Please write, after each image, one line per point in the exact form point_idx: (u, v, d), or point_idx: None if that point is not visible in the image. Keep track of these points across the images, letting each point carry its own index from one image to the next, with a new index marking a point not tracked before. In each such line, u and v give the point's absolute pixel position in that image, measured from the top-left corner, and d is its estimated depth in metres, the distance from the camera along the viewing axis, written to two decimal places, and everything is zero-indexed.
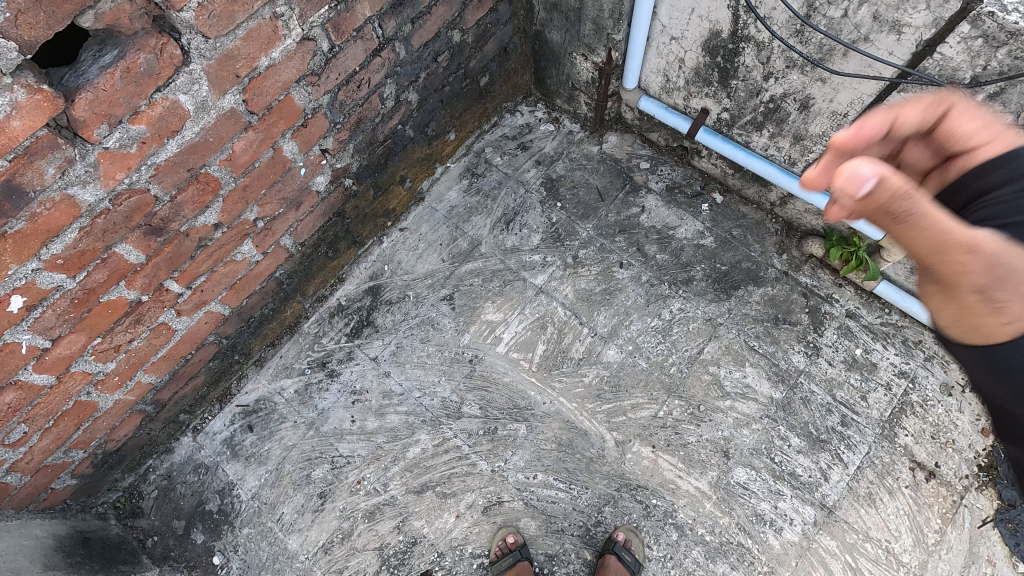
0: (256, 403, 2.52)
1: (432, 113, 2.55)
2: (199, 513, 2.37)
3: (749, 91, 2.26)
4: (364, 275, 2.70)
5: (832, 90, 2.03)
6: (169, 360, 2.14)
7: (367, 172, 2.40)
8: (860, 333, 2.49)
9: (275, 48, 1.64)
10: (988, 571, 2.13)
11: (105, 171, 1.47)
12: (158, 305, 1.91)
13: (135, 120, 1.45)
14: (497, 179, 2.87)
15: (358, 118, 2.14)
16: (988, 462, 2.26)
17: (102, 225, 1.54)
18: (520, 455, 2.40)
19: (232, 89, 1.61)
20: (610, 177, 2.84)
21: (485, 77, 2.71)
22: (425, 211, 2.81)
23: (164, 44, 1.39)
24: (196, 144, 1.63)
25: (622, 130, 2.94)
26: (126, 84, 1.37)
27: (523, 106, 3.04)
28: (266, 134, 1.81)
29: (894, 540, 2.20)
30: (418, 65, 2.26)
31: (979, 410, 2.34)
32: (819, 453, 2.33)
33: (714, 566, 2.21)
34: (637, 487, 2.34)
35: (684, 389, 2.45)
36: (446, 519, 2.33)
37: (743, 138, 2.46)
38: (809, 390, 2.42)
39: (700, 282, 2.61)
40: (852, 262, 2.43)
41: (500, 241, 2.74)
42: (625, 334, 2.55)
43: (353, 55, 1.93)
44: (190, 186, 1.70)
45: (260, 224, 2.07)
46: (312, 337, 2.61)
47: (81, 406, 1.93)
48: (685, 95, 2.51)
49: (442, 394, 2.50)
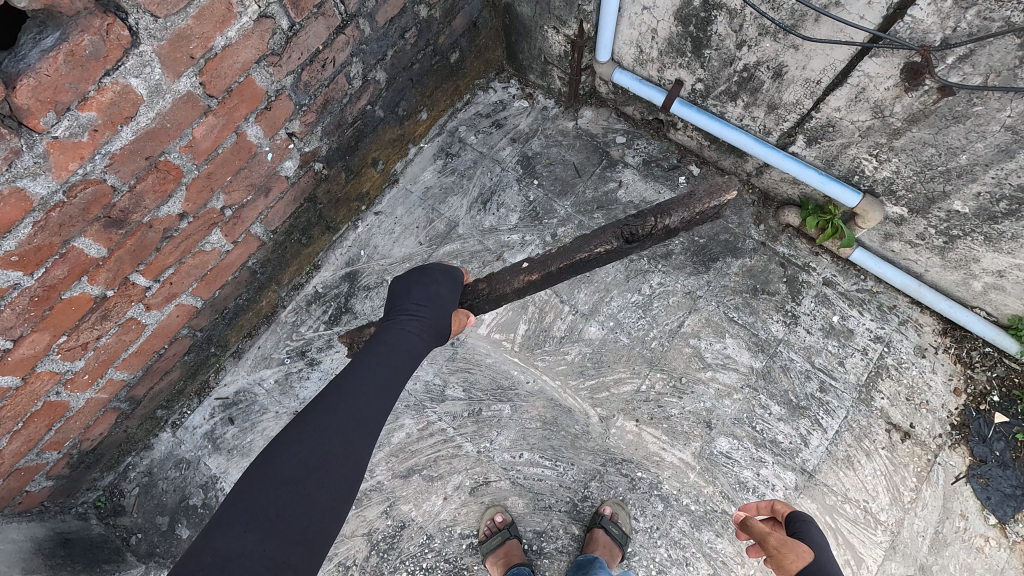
0: (236, 395, 2.49)
1: (402, 92, 2.48)
2: (183, 508, 2.35)
3: (722, 60, 2.24)
4: (340, 261, 2.65)
5: (805, 56, 2.01)
6: (141, 356, 2.09)
7: (337, 156, 2.34)
8: (837, 300, 2.51)
9: (231, 27, 1.57)
10: (961, 525, 2.21)
11: (56, 162, 1.40)
12: (125, 300, 1.85)
13: (85, 107, 1.38)
14: (472, 158, 2.82)
15: (324, 99, 2.07)
16: (960, 421, 2.33)
17: (57, 218, 1.48)
18: (505, 435, 2.40)
19: (187, 71, 1.54)
20: (586, 153, 2.81)
21: (455, 53, 2.64)
22: (400, 194, 2.76)
23: (110, 24, 1.32)
24: (153, 131, 1.56)
25: (597, 104, 2.90)
26: (71, 69, 1.31)
27: (496, 82, 2.98)
28: (227, 118, 1.74)
29: (872, 499, 2.26)
30: (385, 42, 2.19)
31: (951, 371, 2.40)
32: (799, 420, 2.37)
33: (699, 534, 2.26)
34: (622, 461, 2.36)
35: (665, 362, 2.47)
36: (434, 501, 2.34)
37: (718, 108, 2.44)
38: (788, 358, 2.45)
39: (679, 255, 2.61)
40: (828, 230, 2.43)
41: (478, 222, 2.71)
42: (606, 310, 2.55)
43: (315, 33, 1.86)
44: (150, 175, 1.63)
45: (228, 213, 2.00)
46: (290, 326, 2.57)
47: (51, 406, 1.88)
48: (659, 66, 2.48)
49: (425, 377, 2.49)
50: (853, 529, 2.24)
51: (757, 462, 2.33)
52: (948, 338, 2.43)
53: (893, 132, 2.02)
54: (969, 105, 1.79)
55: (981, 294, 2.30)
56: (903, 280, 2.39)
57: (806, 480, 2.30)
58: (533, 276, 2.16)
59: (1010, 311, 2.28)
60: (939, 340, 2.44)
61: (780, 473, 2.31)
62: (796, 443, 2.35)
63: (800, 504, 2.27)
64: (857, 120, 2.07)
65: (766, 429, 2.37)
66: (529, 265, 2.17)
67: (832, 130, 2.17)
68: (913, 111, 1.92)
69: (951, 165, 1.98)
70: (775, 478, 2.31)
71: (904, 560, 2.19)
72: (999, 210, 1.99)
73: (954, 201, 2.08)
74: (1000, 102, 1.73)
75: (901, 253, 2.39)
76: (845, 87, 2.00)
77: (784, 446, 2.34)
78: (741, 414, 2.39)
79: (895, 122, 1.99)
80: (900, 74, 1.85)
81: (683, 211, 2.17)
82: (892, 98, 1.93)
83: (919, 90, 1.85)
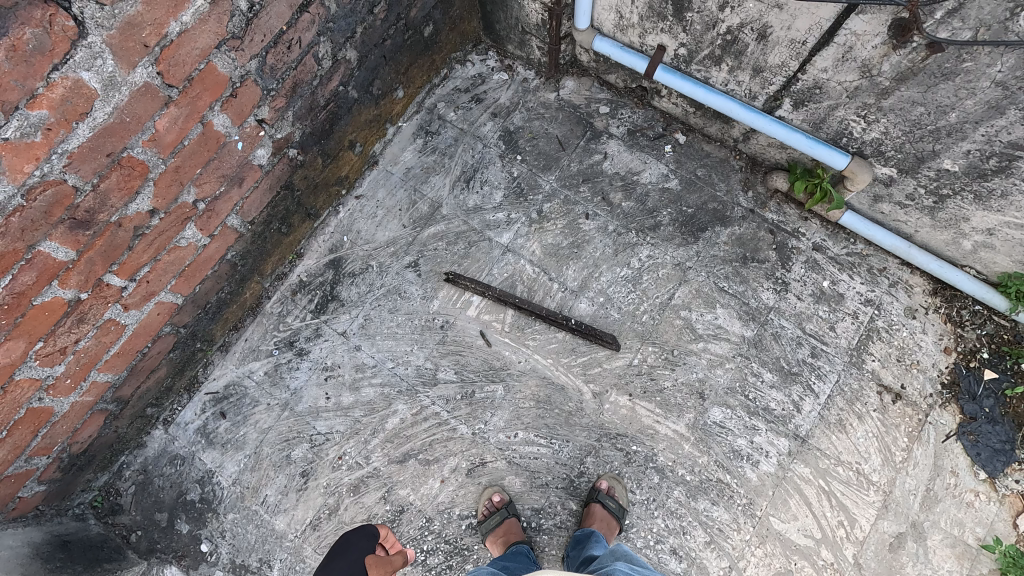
0: (226, 389, 2.46)
1: (375, 70, 2.39)
2: (181, 504, 2.35)
3: (705, 23, 2.16)
4: (323, 248, 2.60)
5: (790, 16, 1.94)
6: (125, 357, 2.05)
7: (311, 141, 2.27)
8: (827, 265, 2.49)
9: (186, 11, 1.49)
10: (951, 481, 2.24)
11: (10, 164, 1.34)
12: (101, 301, 1.80)
13: (35, 105, 1.31)
14: (453, 136, 2.74)
15: (293, 82, 1.99)
16: (950, 379, 2.34)
17: (18, 223, 1.42)
18: (499, 415, 2.40)
19: (143, 61, 1.46)
20: (570, 125, 2.74)
21: (429, 26, 2.54)
22: (380, 176, 2.69)
23: (52, 15, 1.25)
24: (112, 126, 1.49)
25: (579, 73, 2.81)
26: (14, 65, 1.24)
27: (473, 55, 2.88)
28: (191, 108, 1.66)
29: (864, 461, 2.29)
30: (353, 19, 2.09)
31: (941, 330, 2.40)
32: (791, 386, 2.38)
33: (696, 504, 2.28)
34: (617, 435, 2.36)
35: (656, 336, 2.46)
36: (432, 484, 2.35)
37: (702, 74, 2.37)
38: (779, 325, 2.45)
39: (667, 227, 2.57)
40: (817, 194, 2.38)
41: (462, 202, 2.65)
42: (595, 286, 2.52)
43: (277, 14, 1.77)
44: (114, 173, 1.57)
45: (201, 206, 1.94)
46: (276, 317, 2.53)
47: (35, 412, 1.85)
48: (640, 31, 2.39)
49: (416, 362, 2.47)
50: (846, 491, 2.27)
51: (751, 430, 2.34)
52: (938, 298, 2.43)
53: (881, 91, 1.96)
54: (959, 61, 1.74)
55: (971, 253, 2.28)
56: (893, 242, 2.37)
57: (799, 445, 2.32)
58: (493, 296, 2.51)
59: (999, 268, 2.27)
60: (930, 301, 2.43)
61: (774, 440, 2.33)
62: (789, 410, 2.35)
63: (794, 469, 2.30)
64: (844, 80, 2.01)
65: (759, 398, 2.37)
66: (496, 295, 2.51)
67: (818, 92, 2.11)
68: (901, 69, 1.86)
69: (940, 124, 1.94)
70: (770, 445, 2.33)
71: (896, 518, 2.22)
72: (989, 167, 1.96)
73: (943, 160, 2.04)
74: (991, 57, 1.68)
75: (890, 214, 2.36)
76: (831, 47, 1.94)
77: (777, 413, 2.35)
78: (734, 383, 2.39)
79: (884, 81, 1.93)
80: (887, 32, 1.79)
81: (597, 341, 2.44)
82: (879, 56, 1.87)
83: (907, 47, 1.79)
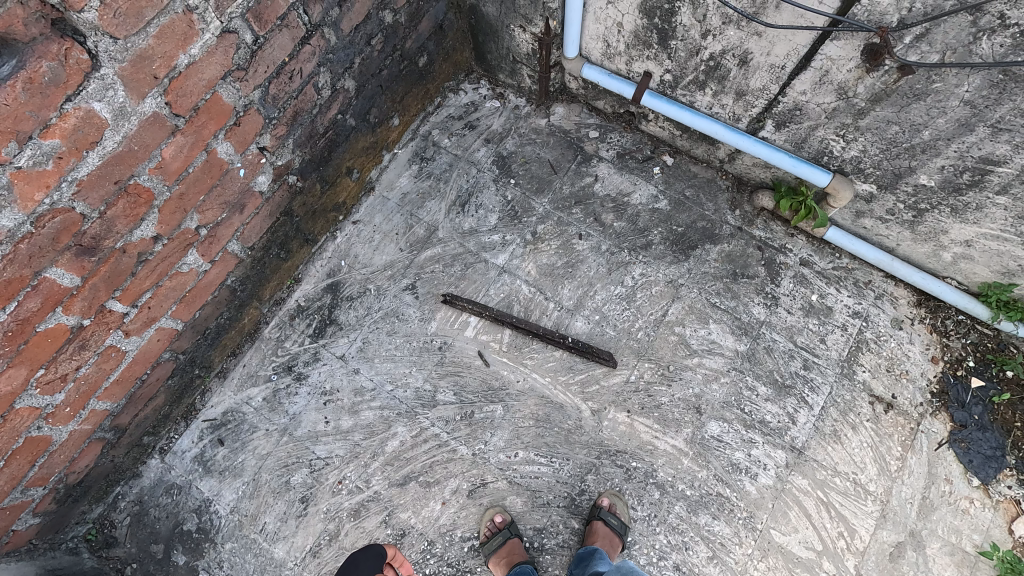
0: (224, 416, 2.45)
1: (372, 99, 2.47)
2: (177, 535, 2.30)
3: (688, 50, 2.27)
4: (321, 273, 2.63)
5: (768, 43, 2.05)
6: (124, 384, 2.05)
7: (310, 167, 2.32)
8: (814, 279, 2.57)
9: (194, 44, 1.55)
10: (946, 489, 2.27)
11: (21, 193, 1.37)
12: (103, 328, 1.81)
13: (47, 134, 1.35)
14: (447, 161, 2.81)
15: (294, 111, 2.05)
16: (939, 388, 2.40)
17: (26, 251, 1.44)
18: (499, 435, 2.40)
19: (152, 91, 1.52)
20: (561, 149, 2.82)
21: (423, 57, 2.63)
22: (377, 202, 2.74)
23: (68, 49, 1.30)
24: (121, 154, 1.53)
25: (568, 100, 2.92)
26: (30, 97, 1.28)
27: (465, 84, 2.98)
28: (196, 137, 1.71)
29: (860, 471, 2.31)
30: (351, 50, 2.17)
31: (927, 340, 2.46)
32: (786, 399, 2.42)
33: (697, 519, 2.29)
34: (616, 452, 2.38)
35: (652, 352, 2.50)
36: (433, 507, 2.33)
37: (687, 98, 2.48)
38: (771, 338, 2.50)
39: (658, 245, 2.64)
40: (802, 211, 2.47)
41: (457, 225, 2.70)
42: (590, 304, 2.57)
43: (280, 46, 1.84)
44: (120, 200, 1.60)
45: (203, 232, 1.97)
46: (275, 342, 2.54)
47: (33, 442, 1.84)
48: (627, 59, 2.50)
49: (415, 384, 2.48)
50: (845, 501, 2.28)
51: (748, 443, 2.37)
52: (923, 309, 2.50)
53: (857, 112, 2.07)
54: (928, 82, 1.85)
55: (951, 264, 2.37)
56: (876, 255, 2.45)
57: (796, 457, 2.34)
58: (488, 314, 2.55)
59: (979, 279, 2.36)
60: (914, 312, 2.51)
61: (771, 452, 2.35)
62: (784, 422, 2.39)
63: (792, 481, 2.32)
64: (823, 102, 2.11)
65: (755, 410, 2.41)
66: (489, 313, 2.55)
67: (799, 114, 2.22)
68: (876, 91, 1.96)
69: (915, 141, 2.04)
70: (767, 457, 2.35)
71: (895, 527, 2.23)
72: (963, 181, 2.05)
73: (920, 175, 2.13)
74: (958, 78, 1.79)
75: (873, 229, 2.45)
76: (809, 71, 2.05)
77: (773, 425, 2.39)
78: (730, 398, 2.43)
79: (859, 103, 2.03)
80: (860, 56, 1.90)
81: (594, 359, 2.48)
82: (854, 79, 1.97)
83: (880, 70, 1.90)
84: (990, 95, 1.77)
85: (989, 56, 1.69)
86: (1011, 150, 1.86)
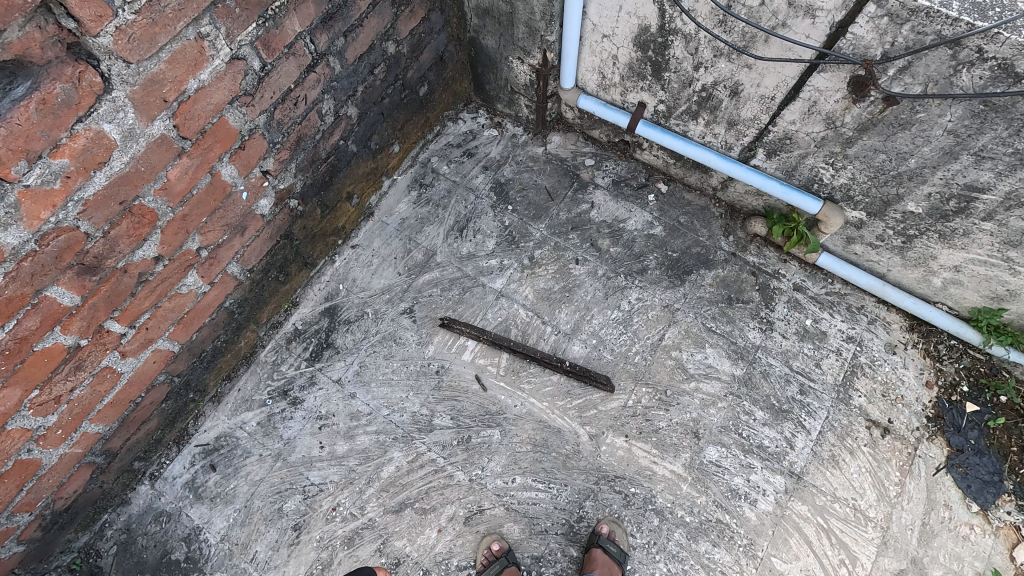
0: (216, 441, 2.41)
1: (373, 126, 2.53)
2: (164, 564, 2.23)
3: (681, 82, 2.35)
4: (318, 297, 2.63)
5: (758, 74, 2.13)
6: (117, 407, 2.03)
7: (311, 191, 2.36)
8: (808, 304, 2.60)
9: (203, 70, 1.60)
10: (946, 515, 2.25)
11: (28, 211, 1.39)
12: (100, 348, 1.80)
13: (57, 154, 1.37)
14: (446, 188, 2.86)
15: (298, 136, 2.10)
16: (935, 412, 2.41)
17: (29, 268, 1.45)
18: (497, 460, 2.38)
19: (161, 114, 1.55)
20: (558, 176, 2.88)
21: (424, 87, 2.71)
22: (376, 227, 2.77)
23: (82, 71, 1.33)
24: (127, 175, 1.55)
25: (565, 129, 2.99)
26: (43, 117, 1.31)
27: (464, 113, 3.06)
28: (201, 159, 1.75)
29: (860, 497, 2.30)
30: (355, 78, 2.24)
31: (921, 365, 2.49)
32: (783, 423, 2.42)
33: (697, 546, 2.25)
34: (615, 477, 2.36)
35: (650, 376, 2.50)
36: (428, 535, 2.28)
37: (680, 127, 2.55)
38: (767, 362, 2.51)
39: (654, 270, 2.67)
40: (794, 237, 2.53)
41: (455, 249, 2.73)
42: (587, 329, 2.58)
43: (287, 73, 1.90)
44: (124, 220, 1.62)
45: (204, 253, 1.99)
46: (270, 366, 2.53)
47: (22, 465, 1.80)
48: (622, 90, 2.58)
49: (411, 408, 2.46)
50: (845, 528, 2.25)
51: (746, 468, 2.35)
52: (915, 334, 2.54)
53: (845, 140, 2.13)
54: (912, 112, 1.92)
55: (941, 290, 2.41)
56: (868, 281, 2.50)
57: (795, 483, 2.33)
58: (489, 335, 2.56)
59: (969, 304, 2.40)
60: (907, 337, 2.54)
61: (770, 477, 2.34)
62: (782, 447, 2.38)
63: (791, 506, 2.29)
64: (811, 131, 2.18)
65: (753, 435, 2.40)
66: (489, 334, 2.56)
67: (789, 142, 2.28)
68: (862, 120, 2.04)
69: (902, 169, 2.10)
70: (766, 483, 2.33)
71: (896, 554, 2.20)
72: (950, 208, 2.11)
73: (907, 203, 2.20)
74: (940, 108, 1.86)
75: (864, 255, 2.50)
76: (797, 102, 2.12)
77: (771, 450, 2.38)
78: (727, 422, 2.43)
79: (847, 132, 2.10)
80: (846, 87, 1.98)
81: (590, 382, 2.48)
82: (842, 109, 2.05)
83: (866, 100, 1.97)
84: (972, 124, 1.84)
85: (969, 87, 1.76)
86: (994, 177, 1.93)
